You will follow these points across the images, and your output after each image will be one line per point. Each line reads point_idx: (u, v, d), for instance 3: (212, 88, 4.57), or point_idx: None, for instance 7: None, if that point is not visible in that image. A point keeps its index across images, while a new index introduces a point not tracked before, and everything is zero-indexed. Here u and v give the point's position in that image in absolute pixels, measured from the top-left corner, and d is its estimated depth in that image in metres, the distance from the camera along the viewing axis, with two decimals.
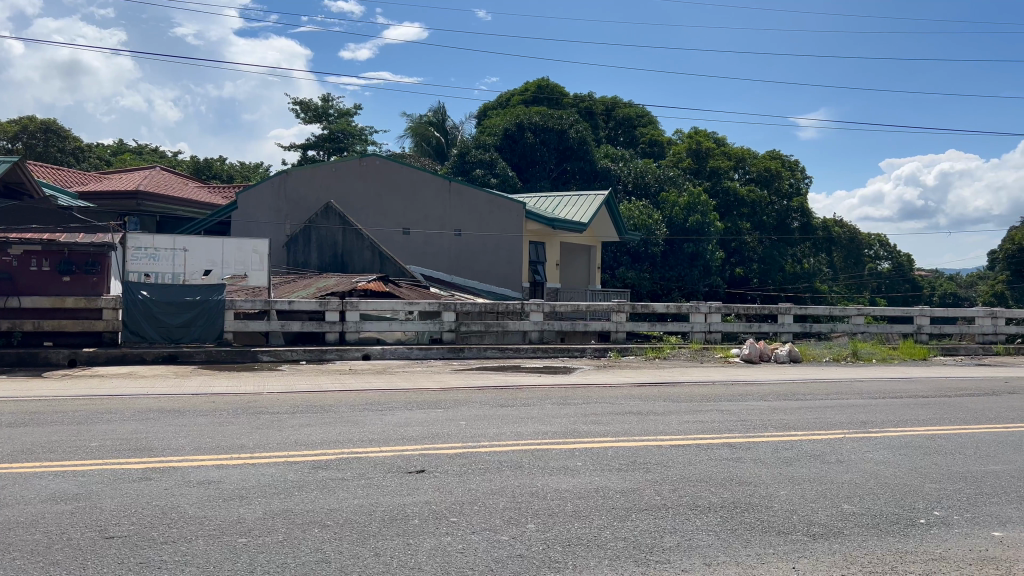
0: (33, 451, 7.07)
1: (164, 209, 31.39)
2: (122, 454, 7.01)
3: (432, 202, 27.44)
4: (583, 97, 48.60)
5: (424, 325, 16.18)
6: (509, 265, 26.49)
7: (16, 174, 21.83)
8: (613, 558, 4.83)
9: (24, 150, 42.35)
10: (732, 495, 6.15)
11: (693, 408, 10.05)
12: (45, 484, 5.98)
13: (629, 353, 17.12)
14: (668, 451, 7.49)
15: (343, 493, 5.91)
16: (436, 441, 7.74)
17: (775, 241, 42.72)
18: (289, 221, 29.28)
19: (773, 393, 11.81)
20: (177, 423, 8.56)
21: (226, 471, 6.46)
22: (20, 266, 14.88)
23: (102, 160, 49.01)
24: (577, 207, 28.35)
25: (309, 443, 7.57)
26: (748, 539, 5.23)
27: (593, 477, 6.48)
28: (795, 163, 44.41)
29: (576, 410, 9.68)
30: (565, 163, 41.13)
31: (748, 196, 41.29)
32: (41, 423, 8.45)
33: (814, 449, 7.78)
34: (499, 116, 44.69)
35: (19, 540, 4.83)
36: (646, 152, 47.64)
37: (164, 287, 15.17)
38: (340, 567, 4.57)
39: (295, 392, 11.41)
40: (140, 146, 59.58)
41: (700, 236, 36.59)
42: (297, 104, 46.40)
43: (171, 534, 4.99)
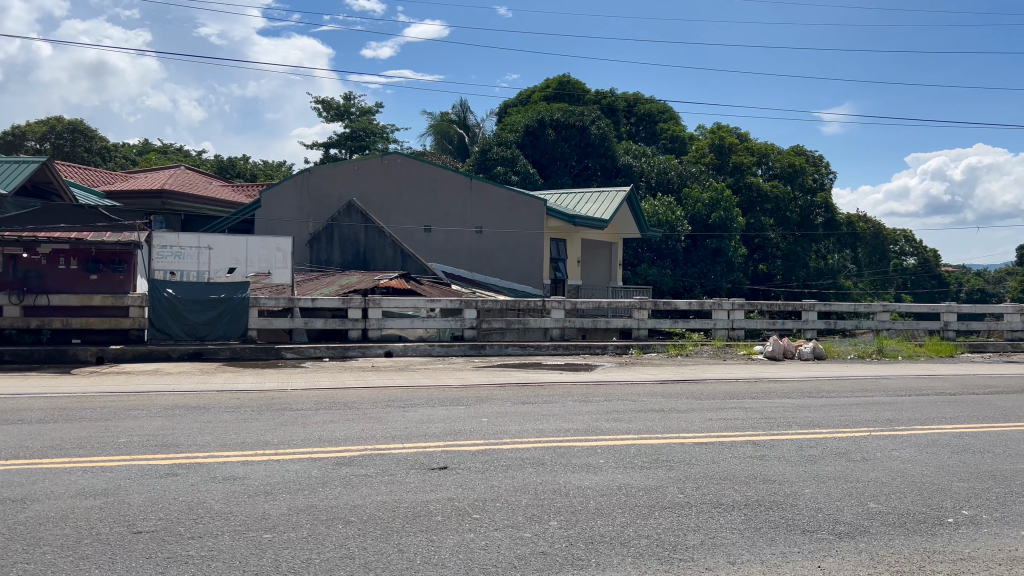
0: (64, 447, 7.18)
1: (187, 209, 31.65)
2: (149, 450, 7.09)
3: (453, 199, 27.50)
4: (604, 93, 48.63)
5: (445, 322, 16.20)
6: (530, 262, 26.61)
7: (45, 174, 22.16)
8: (636, 555, 4.81)
9: (53, 150, 43.22)
10: (756, 493, 6.11)
11: (716, 405, 9.99)
12: (75, 479, 6.08)
13: (651, 350, 17.09)
14: (692, 448, 7.46)
15: (366, 489, 5.95)
16: (458, 437, 7.77)
17: (799, 237, 42.26)
18: (312, 219, 29.38)
19: (795, 390, 11.73)
20: (203, 419, 8.67)
21: (252, 467, 6.52)
22: (48, 265, 15.17)
23: (129, 159, 49.68)
24: (598, 203, 28.26)
25: (332, 439, 7.62)
26: (773, 537, 5.19)
27: (615, 474, 6.47)
28: (820, 158, 43.76)
29: (598, 407, 9.69)
30: (586, 159, 40.83)
31: (771, 191, 40.88)
32: (70, 419, 8.61)
33: (840, 447, 7.70)
34: (521, 112, 44.74)
35: (50, 534, 4.91)
36: (667, 148, 47.18)
37: (188, 286, 15.37)
38: (363, 562, 4.60)
39: (318, 389, 11.51)
40: (165, 144, 60.47)
41: (722, 233, 36.49)
42: (319, 103, 46.72)
43: (198, 529, 5.05)
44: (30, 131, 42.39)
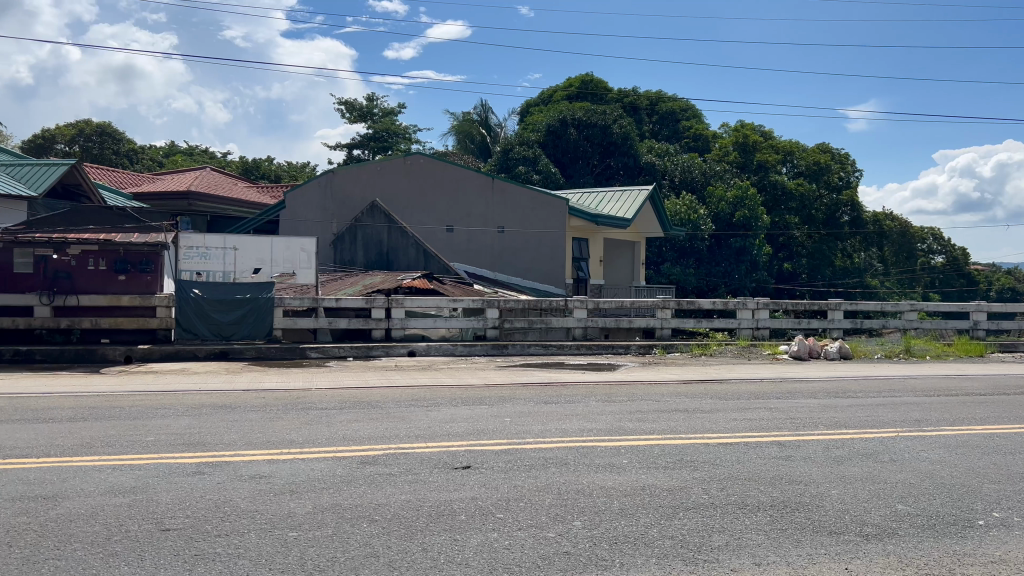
0: (93, 445, 7.29)
1: (213, 210, 31.98)
2: (177, 448, 7.18)
3: (476, 199, 27.56)
4: (627, 91, 48.48)
5: (468, 322, 16.22)
6: (552, 262, 26.59)
7: (74, 177, 22.53)
8: (660, 556, 4.80)
9: (82, 153, 43.92)
10: (782, 494, 6.05)
11: (741, 405, 9.91)
12: (105, 477, 6.17)
13: (675, 350, 17.00)
14: (716, 449, 7.41)
15: (390, 488, 5.98)
16: (481, 437, 7.79)
17: (825, 236, 41.78)
18: (335, 220, 29.55)
19: (821, 390, 11.61)
20: (229, 418, 8.77)
21: (277, 466, 6.58)
22: (78, 265, 15.39)
23: (155, 161, 50.31)
24: (620, 202, 28.15)
25: (356, 438, 7.66)
26: (798, 539, 5.14)
27: (639, 474, 6.45)
28: (846, 156, 43.30)
29: (622, 407, 9.64)
30: (609, 158, 40.67)
31: (796, 189, 40.56)
32: (99, 418, 8.75)
33: (868, 448, 7.61)
34: (543, 111, 44.70)
35: (80, 531, 4.99)
36: (690, 146, 46.82)
37: (215, 286, 15.51)
38: (387, 561, 4.62)
39: (342, 388, 11.59)
40: (191, 146, 61.18)
41: (746, 231, 36.29)
42: (343, 104, 47.02)
43: (225, 527, 5.09)
44: (59, 134, 43.11)
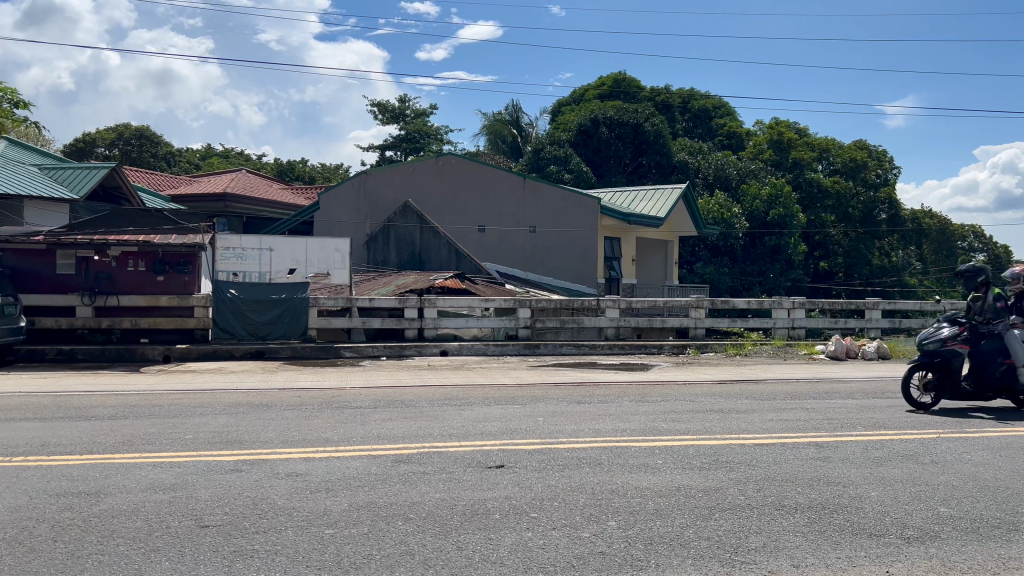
0: (135, 442, 7.43)
1: (248, 211, 32.41)
2: (214, 446, 7.28)
3: (507, 199, 27.59)
4: (659, 90, 48.16)
5: (500, 322, 16.24)
6: (584, 261, 26.51)
7: (114, 180, 22.96)
8: (697, 557, 4.76)
9: (121, 156, 44.79)
10: (820, 495, 5.97)
11: (777, 406, 9.79)
12: (146, 474, 6.29)
13: (709, 349, 16.84)
14: (752, 450, 7.33)
15: (424, 487, 6.01)
16: (514, 436, 7.78)
17: (862, 233, 40.93)
18: (369, 220, 29.77)
19: (859, 390, 11.43)
20: (266, 416, 8.89)
21: (313, 464, 6.64)
22: (118, 267, 15.68)
23: (192, 163, 51.12)
24: (653, 201, 27.98)
25: (390, 437, 7.71)
26: (838, 541, 5.07)
27: (674, 475, 6.40)
28: (884, 152, 42.62)
29: (655, 407, 9.58)
30: (641, 157, 40.38)
31: (832, 187, 40.04)
32: (139, 416, 8.89)
33: (907, 449, 7.47)
34: (574, 110, 44.56)
35: (123, 527, 5.08)
36: (724, 143, 46.26)
37: (251, 286, 15.67)
38: (422, 559, 4.64)
39: (376, 387, 11.64)
40: (227, 149, 62.10)
41: (782, 230, 35.80)
42: (375, 106, 47.34)
43: (263, 524, 5.16)
44: (100, 138, 44.01)
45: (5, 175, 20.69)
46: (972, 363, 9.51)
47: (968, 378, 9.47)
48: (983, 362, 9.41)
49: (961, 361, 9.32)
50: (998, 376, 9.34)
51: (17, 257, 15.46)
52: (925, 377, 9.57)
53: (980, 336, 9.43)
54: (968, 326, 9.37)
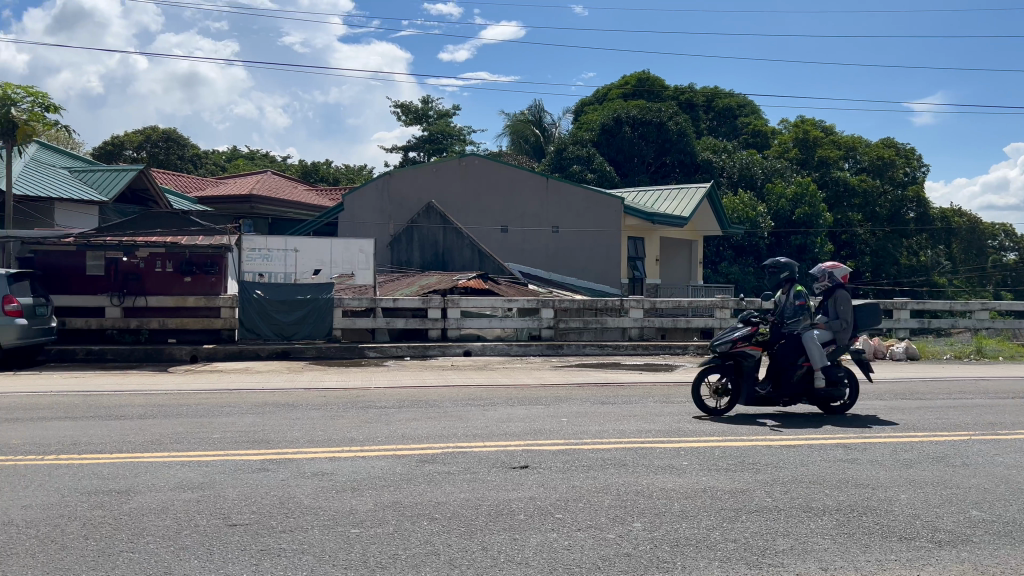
0: (163, 441, 7.52)
1: (274, 212, 32.68)
2: (241, 445, 7.35)
3: (530, 200, 27.58)
4: (683, 89, 47.89)
5: (523, 322, 16.23)
6: (608, 261, 26.45)
7: (142, 182, 23.28)
8: (724, 559, 4.73)
9: (149, 158, 45.38)
10: (849, 498, 5.90)
11: (803, 407, 9.70)
12: (174, 472, 6.37)
13: None
14: (778, 451, 7.27)
15: (449, 487, 6.02)
16: (539, 437, 7.77)
17: (889, 233, 40.10)
18: (392, 221, 29.88)
19: (887, 391, 11.28)
20: (292, 416, 8.95)
21: (338, 464, 6.67)
22: (146, 267, 15.89)
23: (218, 165, 51.66)
24: (677, 200, 27.84)
25: (415, 437, 7.74)
26: (867, 544, 5.01)
27: (700, 476, 6.36)
28: (912, 151, 42.21)
29: (680, 408, 9.53)
30: (665, 156, 40.16)
31: (859, 185, 39.61)
32: (167, 415, 8.99)
33: (937, 451, 7.36)
34: (597, 110, 44.44)
35: (153, 525, 5.14)
36: (748, 142, 45.89)
37: (276, 287, 15.75)
38: (448, 559, 4.65)
39: (401, 387, 11.68)
40: (252, 150, 62.69)
41: (807, 229, 35.40)
42: (398, 107, 47.55)
43: (289, 523, 5.20)
44: (128, 140, 44.64)
45: (36, 178, 21.07)
46: (770, 365, 9.18)
47: (766, 381, 9.17)
48: (779, 364, 9.17)
49: (753, 362, 8.98)
50: (791, 378, 9.12)
51: (49, 258, 15.75)
52: (721, 379, 9.19)
53: (773, 337, 9.19)
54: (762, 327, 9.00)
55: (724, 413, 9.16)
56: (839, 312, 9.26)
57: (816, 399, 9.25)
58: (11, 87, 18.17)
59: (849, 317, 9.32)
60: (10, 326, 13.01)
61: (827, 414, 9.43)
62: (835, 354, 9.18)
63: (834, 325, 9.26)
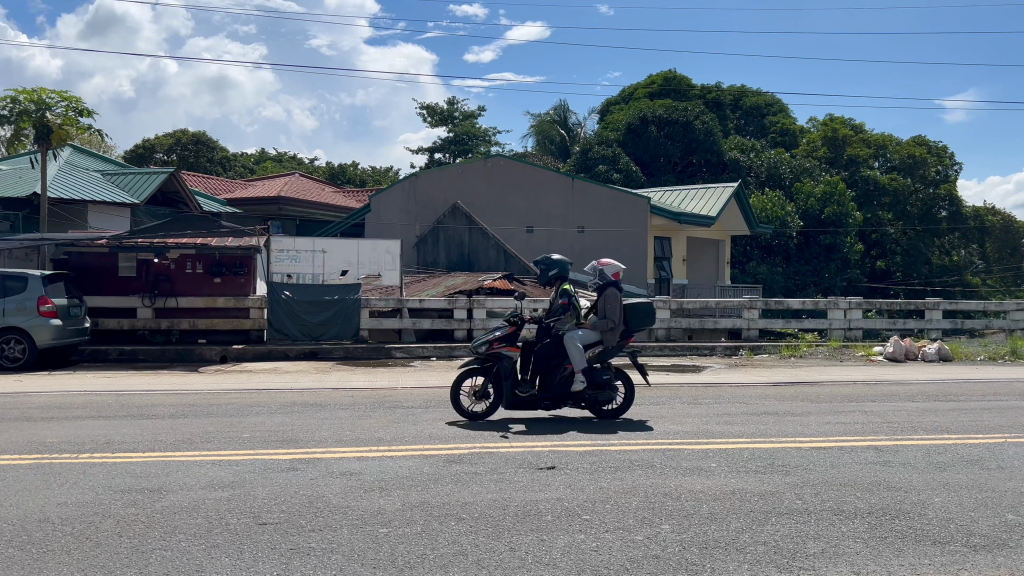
0: (194, 441, 7.62)
1: (302, 214, 32.97)
2: (270, 445, 7.42)
3: (556, 200, 27.55)
4: (710, 87, 47.57)
5: None
6: (634, 261, 26.38)
7: (173, 184, 23.59)
8: (753, 561, 4.68)
9: (179, 161, 46.01)
10: (881, 501, 5.82)
11: (833, 409, 9.58)
12: (205, 471, 6.44)
13: (763, 351, 16.54)
14: (808, 453, 7.19)
15: (476, 487, 6.02)
16: (565, 438, 7.76)
17: (921, 232, 39.71)
18: (417, 222, 29.97)
19: (920, 393, 11.10)
20: (321, 416, 9.01)
21: (366, 463, 6.71)
22: (177, 268, 16.08)
23: (247, 167, 52.22)
24: (704, 200, 27.64)
25: (442, 437, 7.75)
26: (899, 547, 4.94)
27: (728, 478, 6.30)
28: (944, 149, 41.54)
29: (708, 410, 9.45)
30: (691, 155, 39.92)
31: (890, 184, 39.08)
32: (198, 414, 9.10)
33: (972, 454, 7.23)
34: (623, 110, 44.29)
35: (185, 523, 5.21)
36: (776, 141, 45.47)
37: (304, 287, 15.88)
38: (476, 559, 4.66)
39: (428, 388, 11.72)
40: (280, 153, 63.29)
41: (836, 229, 35.22)
42: (424, 108, 47.74)
43: (318, 522, 5.24)
44: (158, 144, 45.31)
45: (70, 181, 21.46)
46: (533, 367, 8.75)
47: (528, 383, 8.72)
48: (542, 365, 8.76)
49: (509, 363, 8.59)
50: (556, 380, 8.69)
51: (81, 259, 16.03)
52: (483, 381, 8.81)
53: (536, 337, 8.80)
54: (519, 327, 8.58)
55: (484, 416, 8.74)
56: (607, 311, 8.82)
57: (579, 403, 8.75)
58: (45, 92, 18.53)
59: (619, 317, 8.90)
60: (45, 326, 13.25)
61: (598, 418, 8.94)
62: (601, 355, 8.76)
63: (601, 325, 8.81)
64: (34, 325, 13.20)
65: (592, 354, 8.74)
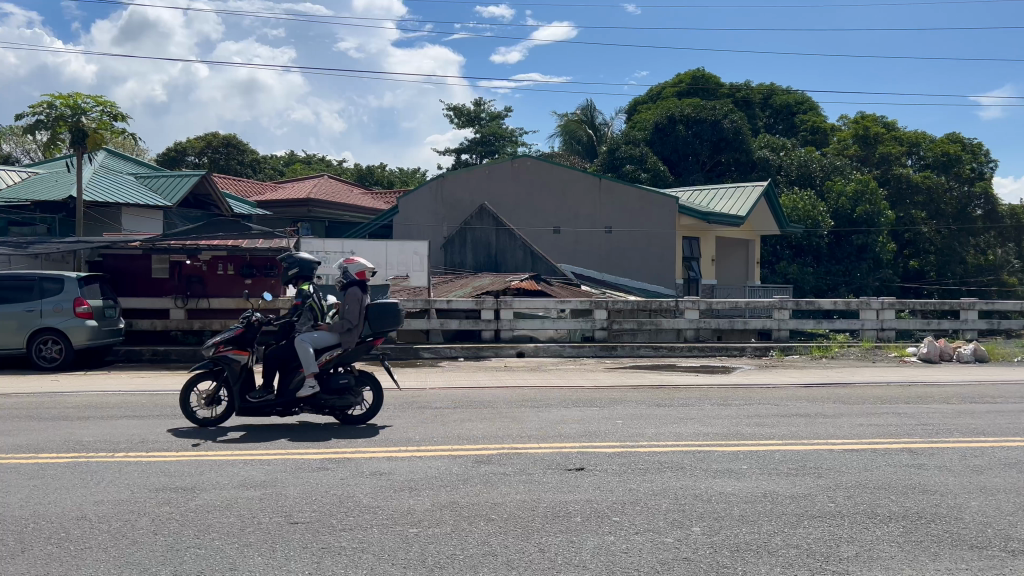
0: (226, 440, 7.70)
1: (331, 215, 33.25)
2: (301, 444, 7.48)
3: (583, 200, 27.49)
4: (739, 86, 47.22)
5: (576, 323, 16.16)
6: (662, 262, 26.20)
7: (204, 187, 23.90)
8: (785, 565, 4.63)
9: (210, 164, 46.63)
10: (916, 504, 5.72)
11: (866, 411, 9.44)
12: (237, 471, 6.52)
13: (794, 352, 16.35)
14: (841, 455, 7.10)
15: (505, 488, 6.02)
16: (594, 439, 7.73)
17: (957, 230, 38.92)
18: (445, 223, 30.08)
19: (956, 395, 10.90)
20: (350, 416, 9.07)
21: (395, 463, 6.74)
22: (209, 270, 16.30)
23: (276, 169, 52.76)
24: (733, 199, 27.40)
25: (471, 438, 7.76)
26: (935, 552, 4.85)
27: (760, 481, 6.24)
28: (979, 146, 40.77)
29: (738, 411, 9.36)
30: (720, 155, 39.61)
31: (923, 182, 38.45)
32: (230, 415, 9.21)
33: (1010, 457, 7.08)
34: (651, 109, 44.08)
35: (218, 522, 5.27)
36: (807, 139, 44.98)
37: (334, 288, 16.04)
38: (505, 560, 4.66)
39: (457, 388, 11.77)
40: (308, 155, 63.88)
41: (868, 228, 34.47)
42: (451, 110, 47.89)
43: (349, 521, 5.27)
44: (190, 147, 45.94)
45: (104, 184, 21.82)
46: (268, 371, 8.32)
47: (261, 389, 8.31)
48: (275, 368, 8.32)
49: (234, 369, 8.13)
50: (288, 385, 8.26)
51: (116, 263, 16.26)
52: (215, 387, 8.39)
53: (269, 339, 8.32)
54: (246, 330, 8.15)
55: (215, 422, 8.37)
56: (346, 312, 8.37)
57: (315, 409, 8.32)
58: (81, 98, 18.84)
59: (360, 317, 8.42)
60: (81, 327, 13.46)
61: (342, 424, 8.51)
62: (339, 359, 8.28)
63: (339, 326, 8.36)
64: (70, 326, 13.42)
65: (327, 358, 8.27)
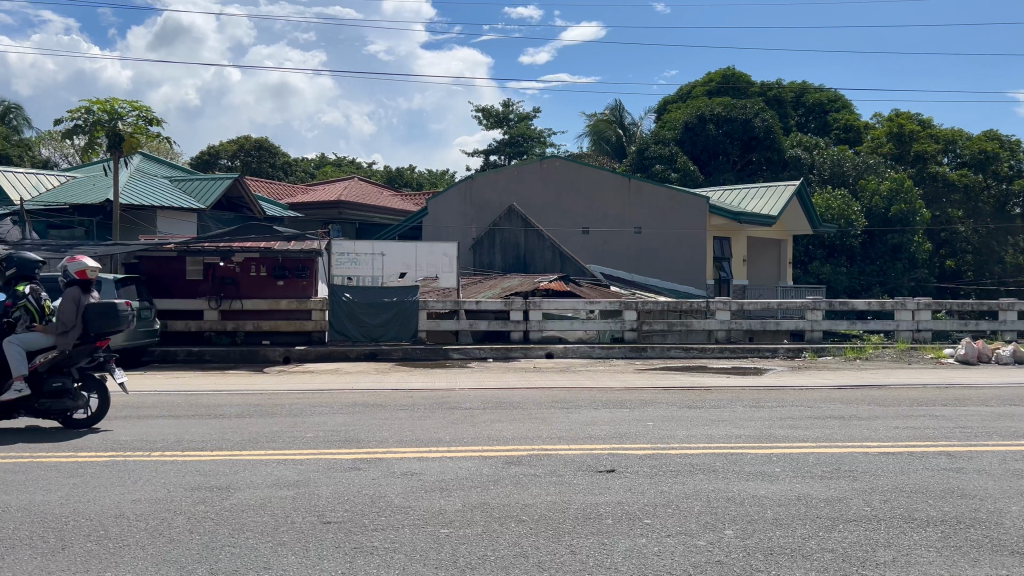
0: (259, 440, 7.79)
1: (361, 217, 33.50)
2: (333, 444, 7.53)
3: (612, 200, 27.39)
4: (770, 84, 46.78)
5: (606, 324, 16.10)
6: (692, 262, 26.02)
7: (237, 190, 24.21)
8: (820, 570, 4.57)
9: (242, 167, 47.21)
10: (955, 509, 5.61)
11: (903, 413, 9.27)
12: (270, 470, 6.59)
13: (827, 353, 16.12)
14: (877, 458, 6.99)
15: (536, 490, 6.02)
16: (625, 441, 7.70)
17: (995, 228, 38.33)
18: (474, 224, 30.14)
19: (995, 397, 10.66)
20: (381, 416, 9.12)
21: (427, 463, 6.78)
22: (242, 272, 16.52)
23: (307, 172, 53.27)
24: (765, 199, 27.11)
25: (501, 439, 7.77)
26: (975, 558, 4.76)
27: (793, 484, 6.17)
28: (1017, 143, 40.03)
29: (771, 413, 9.25)
30: (751, 153, 39.23)
31: (960, 180, 37.80)
32: (263, 414, 9.31)
33: None
34: (680, 108, 43.77)
35: (252, 521, 5.33)
36: (839, 138, 44.41)
37: (365, 289, 16.22)
38: (537, 562, 4.65)
39: (486, 389, 11.78)
40: (339, 158, 64.44)
41: (904, 227, 33.88)
42: (479, 111, 47.97)
43: (381, 522, 5.30)
44: (223, 150, 46.54)
45: (139, 187, 22.18)
46: None
47: None
48: None
49: None
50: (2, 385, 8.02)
51: (152, 263, 16.58)
52: None
53: None
54: None
55: None
56: (62, 312, 8.04)
57: (33, 411, 8.10)
58: (117, 102, 19.21)
59: (77, 318, 8.08)
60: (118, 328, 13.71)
61: (65, 427, 8.31)
62: (54, 360, 8.04)
63: (54, 329, 8.02)
64: None
65: (42, 361, 8.01)
